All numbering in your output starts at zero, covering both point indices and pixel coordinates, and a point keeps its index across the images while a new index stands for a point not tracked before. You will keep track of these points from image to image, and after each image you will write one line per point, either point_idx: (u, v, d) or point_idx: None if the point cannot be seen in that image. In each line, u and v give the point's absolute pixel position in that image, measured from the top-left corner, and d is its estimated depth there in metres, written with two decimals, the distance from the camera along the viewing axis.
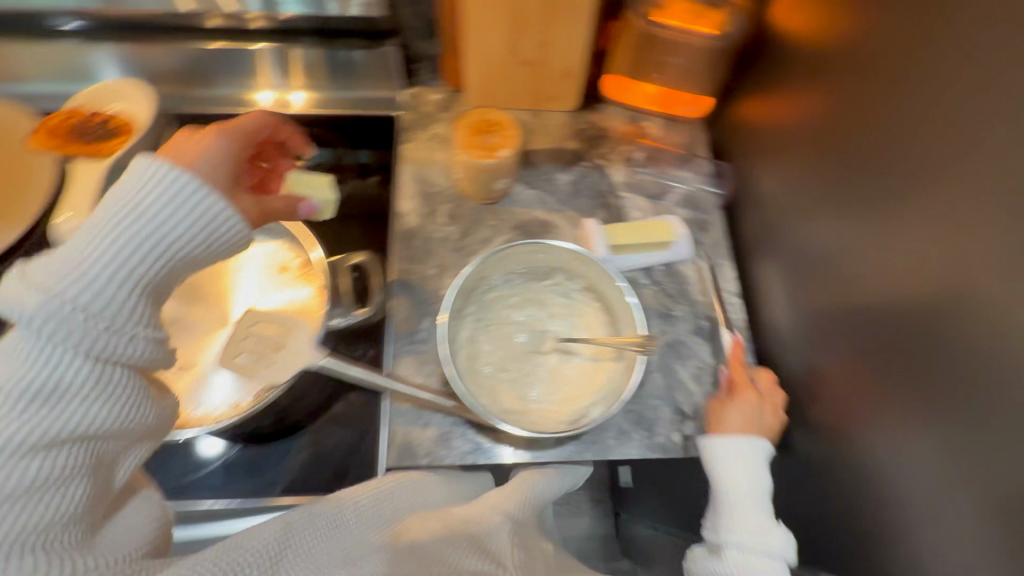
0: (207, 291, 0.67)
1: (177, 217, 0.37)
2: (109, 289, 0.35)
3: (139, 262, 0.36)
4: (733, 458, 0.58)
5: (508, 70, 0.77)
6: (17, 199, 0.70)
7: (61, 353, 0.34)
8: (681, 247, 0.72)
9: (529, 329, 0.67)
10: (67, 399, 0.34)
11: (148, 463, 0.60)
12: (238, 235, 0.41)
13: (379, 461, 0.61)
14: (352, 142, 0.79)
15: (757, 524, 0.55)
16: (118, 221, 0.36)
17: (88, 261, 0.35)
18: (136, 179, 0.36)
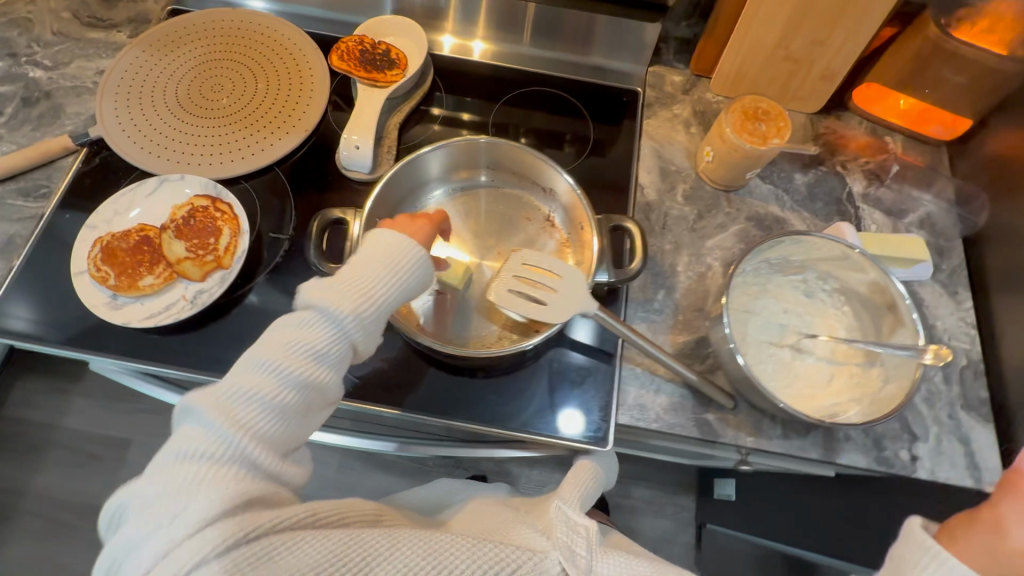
0: (465, 231, 0.71)
1: (305, 329, 0.50)
2: (288, 381, 0.48)
3: (316, 347, 0.50)
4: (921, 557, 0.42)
5: (766, 63, 0.76)
6: (296, 115, 0.76)
7: (220, 463, 0.43)
8: (926, 267, 0.69)
9: (765, 320, 0.65)
10: (258, 441, 0.46)
11: (406, 378, 0.66)
12: (427, 271, 0.56)
13: (611, 418, 0.64)
14: (595, 108, 0.81)
15: None
16: (239, 388, 0.47)
17: (269, 364, 0.48)
18: (307, 316, 0.51)
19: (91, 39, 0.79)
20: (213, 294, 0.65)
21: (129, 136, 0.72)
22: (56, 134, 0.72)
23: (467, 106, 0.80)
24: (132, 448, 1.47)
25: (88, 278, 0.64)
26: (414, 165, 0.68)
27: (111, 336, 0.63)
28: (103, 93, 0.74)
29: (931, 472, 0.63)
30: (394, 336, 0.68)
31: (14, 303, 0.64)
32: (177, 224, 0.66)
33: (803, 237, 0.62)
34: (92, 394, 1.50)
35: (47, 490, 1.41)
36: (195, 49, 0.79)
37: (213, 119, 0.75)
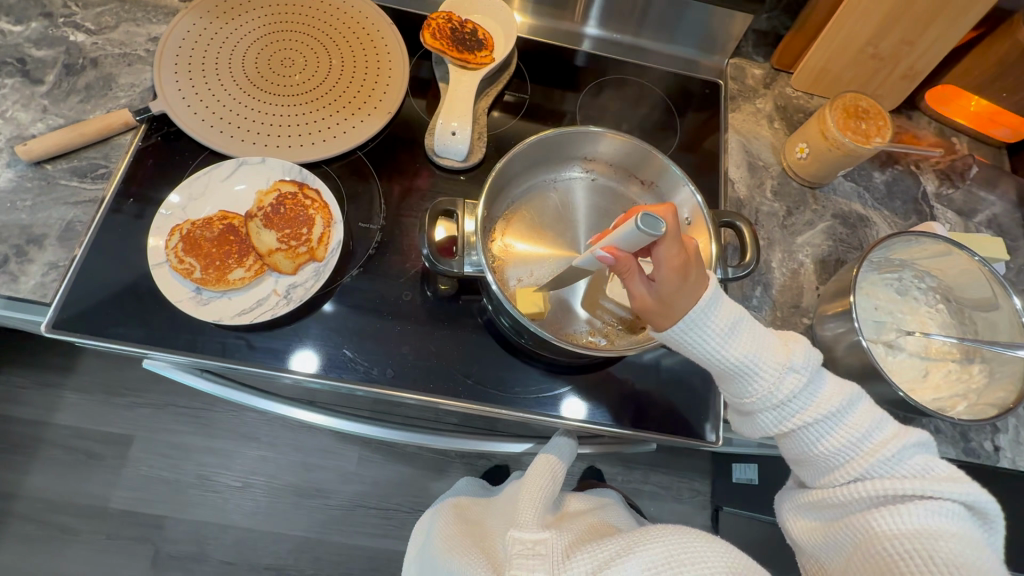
0: (573, 219, 0.70)
1: None
2: None
3: None
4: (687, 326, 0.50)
5: (851, 61, 0.76)
6: (376, 94, 0.71)
7: None
8: (1001, 264, 0.72)
9: (869, 317, 0.65)
10: None
11: (505, 377, 0.63)
12: None
13: (717, 414, 0.65)
14: (679, 99, 0.81)
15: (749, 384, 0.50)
16: None
17: None
18: None
19: (140, 1, 0.71)
20: (309, 289, 0.61)
21: (196, 113, 0.66)
22: (111, 107, 0.66)
23: (553, 94, 0.79)
24: (136, 444, 1.21)
25: (169, 270, 0.58)
26: (520, 156, 0.66)
27: (199, 334, 0.59)
28: (161, 62, 0.67)
29: (1015, 463, 0.66)
30: (494, 333, 0.65)
31: (83, 296, 0.58)
32: (266, 212, 0.62)
33: (921, 238, 0.62)
34: (87, 387, 1.22)
35: (39, 492, 1.16)
36: (258, 17, 0.72)
37: (285, 95, 0.69)
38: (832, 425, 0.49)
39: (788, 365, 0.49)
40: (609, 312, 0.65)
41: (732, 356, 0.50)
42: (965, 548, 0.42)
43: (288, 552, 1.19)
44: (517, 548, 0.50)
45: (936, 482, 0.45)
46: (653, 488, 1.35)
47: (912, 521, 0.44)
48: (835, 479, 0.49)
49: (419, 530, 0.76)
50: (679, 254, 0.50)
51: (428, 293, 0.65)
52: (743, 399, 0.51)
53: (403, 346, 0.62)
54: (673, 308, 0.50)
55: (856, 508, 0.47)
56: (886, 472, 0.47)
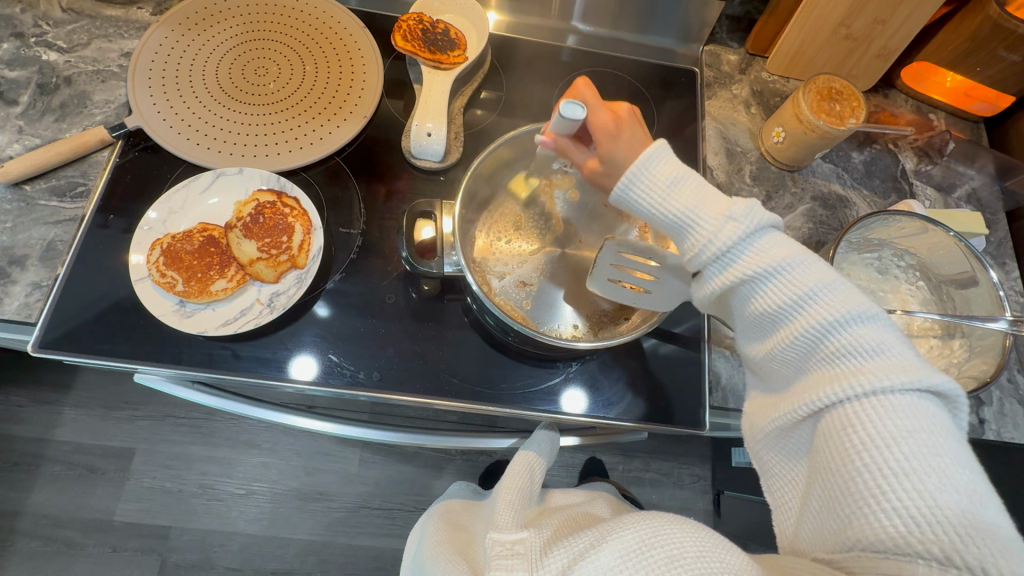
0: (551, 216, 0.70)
1: None
2: None
3: None
4: (642, 171, 0.47)
5: (825, 42, 0.76)
6: (351, 99, 0.71)
7: None
8: (980, 239, 0.73)
9: None
10: None
11: (491, 375, 0.64)
12: None
13: (704, 400, 0.65)
14: (657, 88, 0.81)
15: (698, 234, 0.45)
16: None
17: None
18: None
19: (110, 16, 0.71)
20: (293, 296, 0.61)
21: (172, 126, 0.66)
22: (87, 125, 0.66)
23: (529, 90, 0.79)
24: (138, 456, 1.22)
25: (152, 284, 0.59)
26: (501, 153, 0.67)
27: (185, 347, 0.59)
28: (134, 78, 0.67)
29: (1000, 436, 0.66)
30: (481, 330, 0.65)
31: (68, 314, 0.59)
32: (245, 222, 0.62)
33: (896, 216, 0.62)
34: (86, 402, 1.23)
35: (44, 508, 1.17)
36: (230, 27, 0.72)
37: (259, 104, 0.69)
38: (775, 287, 0.43)
39: (725, 216, 0.44)
40: (590, 305, 0.65)
41: (668, 208, 0.46)
42: (918, 440, 0.37)
43: (295, 556, 1.20)
44: (496, 549, 0.52)
45: (889, 368, 0.39)
46: (654, 475, 1.36)
47: (862, 412, 0.39)
48: (779, 354, 0.45)
49: (413, 532, 0.77)
50: (608, 117, 0.51)
51: (413, 293, 0.65)
52: (685, 256, 0.47)
53: (388, 348, 0.63)
54: (613, 165, 0.50)
55: (800, 395, 0.43)
56: (835, 343, 0.41)
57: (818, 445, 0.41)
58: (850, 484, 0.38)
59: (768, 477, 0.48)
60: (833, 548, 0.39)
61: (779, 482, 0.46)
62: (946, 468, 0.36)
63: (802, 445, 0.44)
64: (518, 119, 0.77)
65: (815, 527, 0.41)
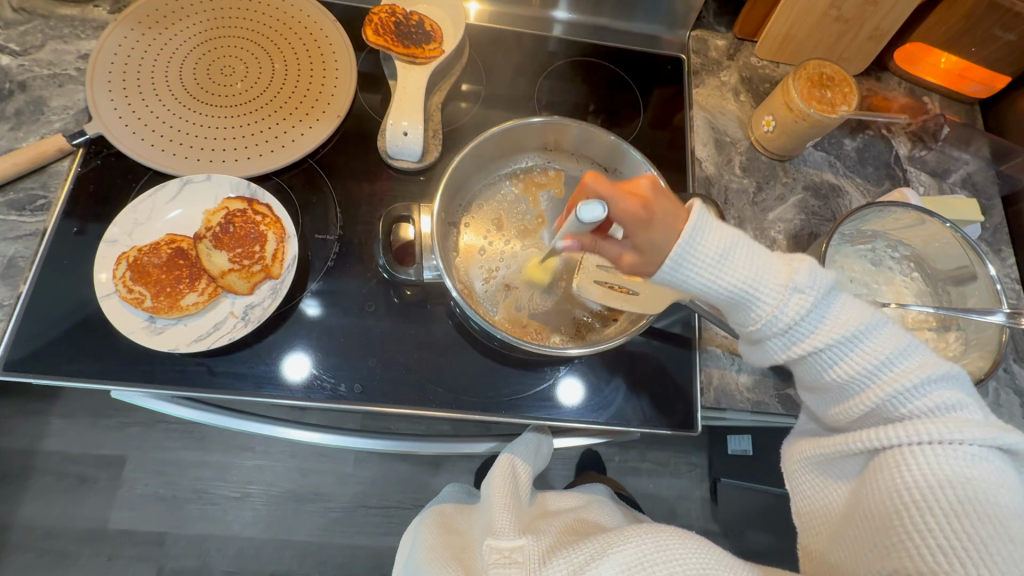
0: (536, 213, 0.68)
1: None
2: None
3: None
4: (692, 253, 0.44)
5: (814, 25, 0.73)
6: (323, 98, 0.68)
7: None
8: (975, 226, 0.71)
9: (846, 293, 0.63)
10: None
11: (478, 383, 0.62)
12: None
13: (696, 402, 0.63)
14: (643, 77, 0.78)
15: (760, 308, 0.44)
16: None
17: None
18: None
19: (65, 15, 0.68)
20: (267, 308, 0.59)
21: (135, 132, 0.63)
22: (45, 133, 0.63)
23: (510, 83, 0.76)
24: (129, 464, 1.20)
25: (118, 300, 0.56)
26: (482, 150, 0.64)
27: (157, 364, 0.57)
28: (92, 81, 0.64)
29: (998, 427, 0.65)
30: (466, 334, 0.63)
31: (33, 333, 0.56)
32: (215, 232, 0.60)
33: (891, 208, 0.60)
34: (73, 412, 1.20)
35: (35, 520, 1.15)
36: (193, 24, 0.68)
37: (227, 106, 0.66)
38: (848, 348, 0.44)
39: (791, 286, 0.44)
40: (578, 306, 0.63)
41: (727, 284, 0.44)
42: (980, 490, 0.38)
43: (292, 558, 1.20)
44: (494, 557, 0.50)
45: (961, 424, 0.40)
46: (651, 465, 1.32)
47: (921, 457, 0.40)
48: (844, 409, 0.46)
49: (406, 538, 0.76)
50: (635, 205, 0.46)
51: (395, 299, 0.63)
52: (745, 325, 0.46)
53: (370, 358, 0.61)
54: (654, 251, 0.45)
55: (856, 435, 0.44)
56: (907, 405, 0.42)
57: (869, 481, 0.42)
58: (897, 519, 0.40)
59: (799, 498, 0.49)
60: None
61: (811, 506, 0.48)
62: (1003, 520, 0.38)
63: (848, 476, 0.46)
64: (499, 112, 0.74)
65: (850, 553, 0.43)
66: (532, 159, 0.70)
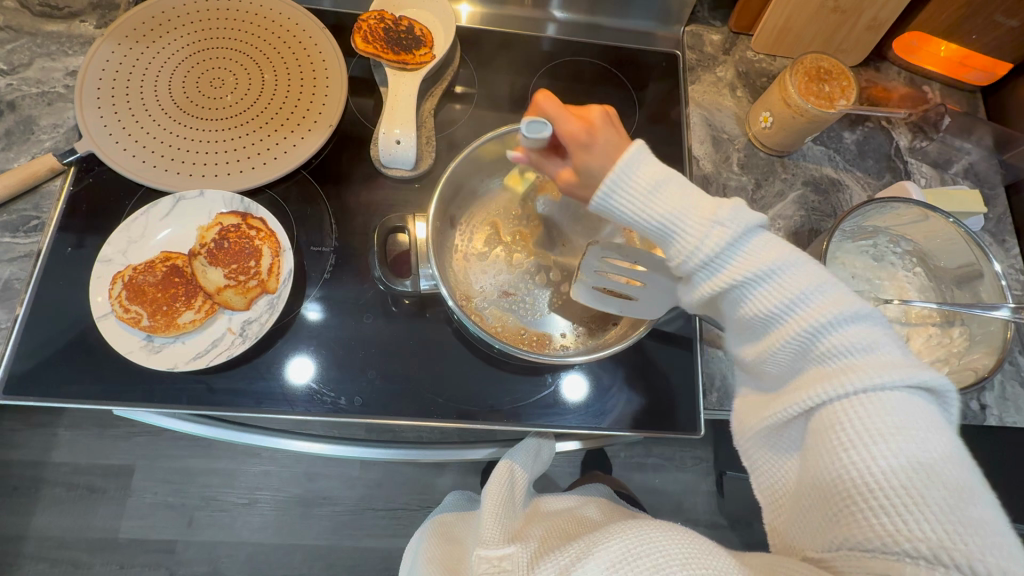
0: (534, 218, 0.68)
1: None
2: None
3: None
4: (622, 181, 0.44)
5: (811, 17, 0.72)
6: (314, 107, 0.67)
7: None
8: (978, 218, 0.70)
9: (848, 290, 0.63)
10: None
11: (479, 392, 0.62)
12: None
13: (699, 405, 0.63)
14: (638, 75, 0.77)
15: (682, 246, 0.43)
16: None
17: None
18: None
19: (51, 32, 0.67)
20: (265, 324, 0.58)
21: (126, 149, 0.62)
22: (36, 153, 0.63)
23: (503, 86, 0.75)
24: (137, 473, 1.20)
25: (115, 321, 0.56)
26: (473, 158, 0.63)
27: (156, 382, 0.57)
28: (81, 98, 0.63)
29: (1003, 420, 0.65)
30: (464, 342, 0.63)
31: (32, 356, 0.56)
32: (210, 249, 0.59)
33: (894, 203, 0.60)
34: (79, 423, 1.20)
35: (47, 531, 1.16)
36: (180, 36, 0.68)
37: (218, 119, 0.65)
38: (764, 290, 0.42)
39: (709, 220, 0.42)
40: (578, 311, 0.63)
41: (651, 215, 0.44)
42: (908, 437, 0.37)
43: (302, 562, 1.21)
44: (483, 567, 0.47)
45: (880, 363, 0.39)
46: (656, 460, 1.32)
47: (851, 409, 0.38)
48: (768, 357, 0.43)
49: (409, 548, 0.76)
50: (578, 126, 0.48)
51: (393, 309, 0.63)
52: (669, 264, 0.45)
53: (369, 371, 0.60)
54: (589, 175, 0.48)
55: (793, 395, 0.42)
56: (823, 342, 0.40)
57: (810, 442, 0.40)
58: (838, 481, 0.38)
59: (756, 469, 0.47)
60: (826, 546, 0.39)
61: (766, 475, 0.46)
62: (935, 464, 0.36)
63: (794, 442, 0.43)
64: (493, 116, 0.73)
65: (805, 522, 0.41)
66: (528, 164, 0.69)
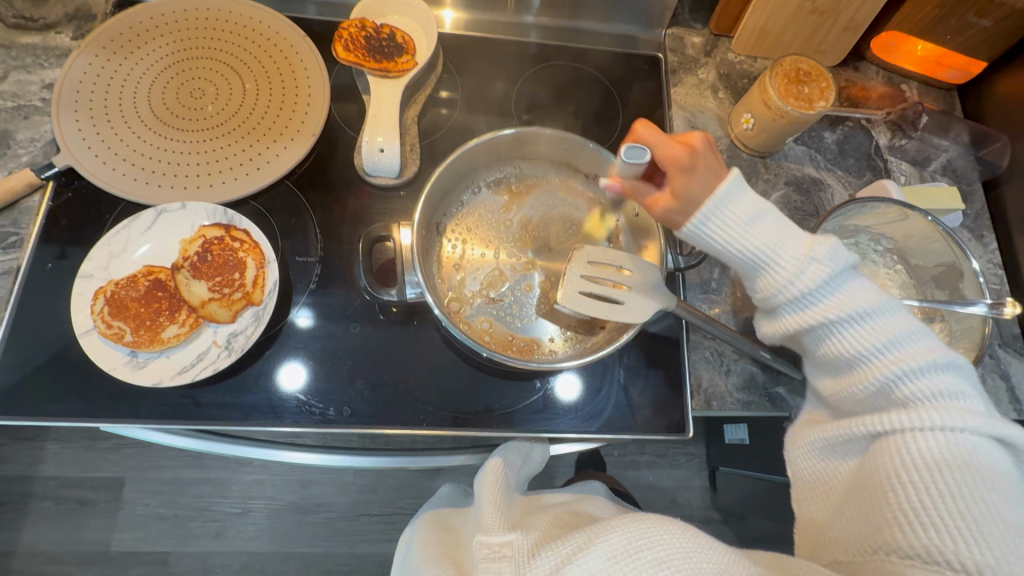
0: (520, 223, 0.68)
1: None
2: None
3: None
4: (721, 210, 0.44)
5: (790, 20, 0.73)
6: (296, 117, 0.66)
7: None
8: (955, 215, 0.71)
9: None
10: None
11: (468, 399, 0.62)
12: None
13: (687, 406, 0.63)
14: (621, 79, 0.78)
15: (781, 276, 0.44)
16: None
17: None
18: None
19: (26, 44, 0.66)
20: (250, 336, 0.58)
21: (106, 162, 0.62)
22: (13, 169, 0.62)
23: (485, 91, 0.75)
24: (127, 485, 1.19)
25: (98, 336, 0.56)
26: (457, 165, 0.63)
27: (141, 398, 0.56)
28: (58, 112, 0.62)
29: None
30: (453, 348, 0.63)
31: (14, 374, 0.56)
32: (193, 262, 0.59)
33: (873, 203, 0.60)
34: (67, 436, 1.18)
35: (36, 546, 1.15)
36: (159, 47, 0.67)
37: (200, 130, 0.65)
38: (853, 327, 0.43)
39: (809, 257, 0.43)
40: (566, 315, 0.64)
41: (748, 247, 0.45)
42: (976, 477, 0.38)
43: (297, 569, 1.20)
44: (483, 552, 0.46)
45: (961, 411, 0.40)
46: (649, 457, 1.33)
47: (920, 442, 0.40)
48: (849, 388, 0.45)
49: (402, 540, 0.76)
50: (680, 150, 0.47)
51: (380, 317, 0.63)
52: (758, 293, 0.47)
53: (358, 380, 0.60)
54: (690, 200, 0.46)
55: (861, 420, 0.43)
56: (907, 384, 0.42)
57: (871, 462, 0.42)
58: (890, 494, 0.40)
59: (805, 481, 0.49)
60: (861, 551, 0.41)
61: (816, 486, 0.48)
62: (997, 508, 0.37)
63: (852, 457, 0.46)
64: (477, 122, 0.73)
65: (847, 532, 0.43)
66: (514, 169, 0.69)
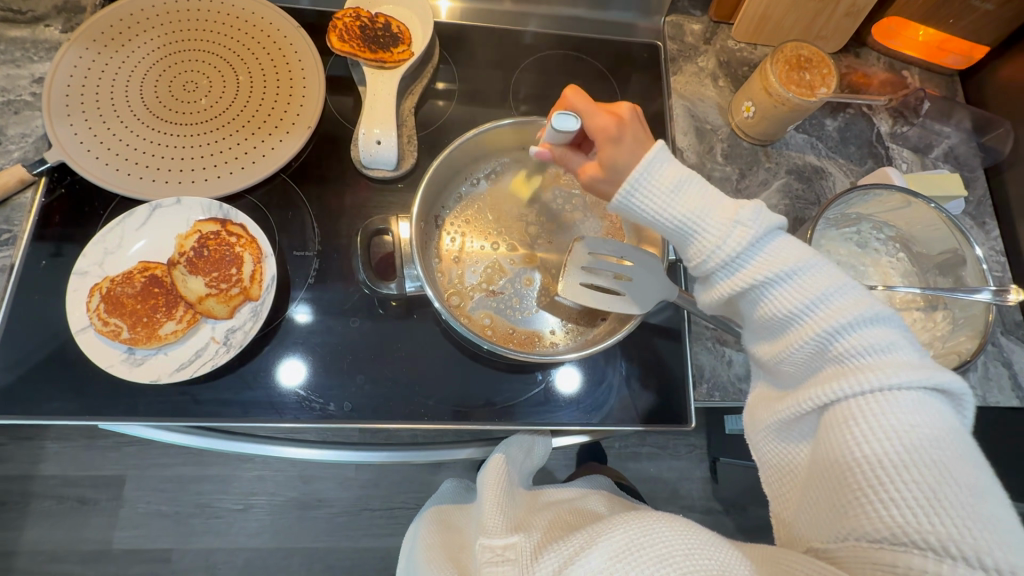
0: (521, 214, 0.67)
1: None
2: None
3: None
4: (646, 182, 0.44)
5: (790, 5, 0.72)
6: (291, 109, 0.66)
7: None
8: (957, 202, 0.71)
9: None
10: None
11: (470, 392, 0.61)
12: None
13: (690, 397, 0.63)
14: (620, 67, 0.77)
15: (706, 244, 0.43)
16: None
17: None
18: None
19: (15, 38, 0.65)
20: (248, 332, 0.57)
21: (99, 157, 0.61)
22: (5, 165, 0.61)
23: (483, 82, 0.74)
24: (129, 483, 1.19)
25: (94, 334, 0.55)
26: (455, 157, 0.63)
27: (140, 395, 0.56)
28: (49, 106, 0.61)
29: (988, 401, 0.65)
30: (453, 342, 0.63)
31: (11, 373, 0.55)
32: (189, 257, 0.59)
33: (876, 191, 0.60)
34: (67, 435, 1.18)
35: (39, 545, 1.15)
36: (151, 39, 0.66)
37: (193, 123, 0.64)
38: (783, 288, 0.42)
39: (733, 220, 0.42)
40: (568, 307, 0.63)
41: (675, 216, 0.44)
42: (923, 438, 0.36)
43: (300, 565, 1.20)
44: (486, 556, 0.47)
45: (897, 365, 0.38)
46: (651, 449, 1.32)
47: (866, 408, 0.38)
48: (784, 354, 0.43)
49: (405, 538, 0.75)
50: (608, 121, 0.49)
51: (379, 311, 0.62)
52: (688, 262, 0.45)
53: (358, 375, 0.60)
54: (615, 170, 0.49)
55: (806, 393, 0.41)
56: (838, 342, 0.40)
57: (822, 439, 0.40)
58: (850, 475, 0.38)
59: (766, 464, 0.47)
60: (831, 539, 0.39)
61: (777, 470, 0.46)
62: (948, 467, 0.35)
63: (805, 437, 0.43)
64: (475, 113, 0.72)
65: (815, 517, 0.41)
66: (512, 160, 0.68)
